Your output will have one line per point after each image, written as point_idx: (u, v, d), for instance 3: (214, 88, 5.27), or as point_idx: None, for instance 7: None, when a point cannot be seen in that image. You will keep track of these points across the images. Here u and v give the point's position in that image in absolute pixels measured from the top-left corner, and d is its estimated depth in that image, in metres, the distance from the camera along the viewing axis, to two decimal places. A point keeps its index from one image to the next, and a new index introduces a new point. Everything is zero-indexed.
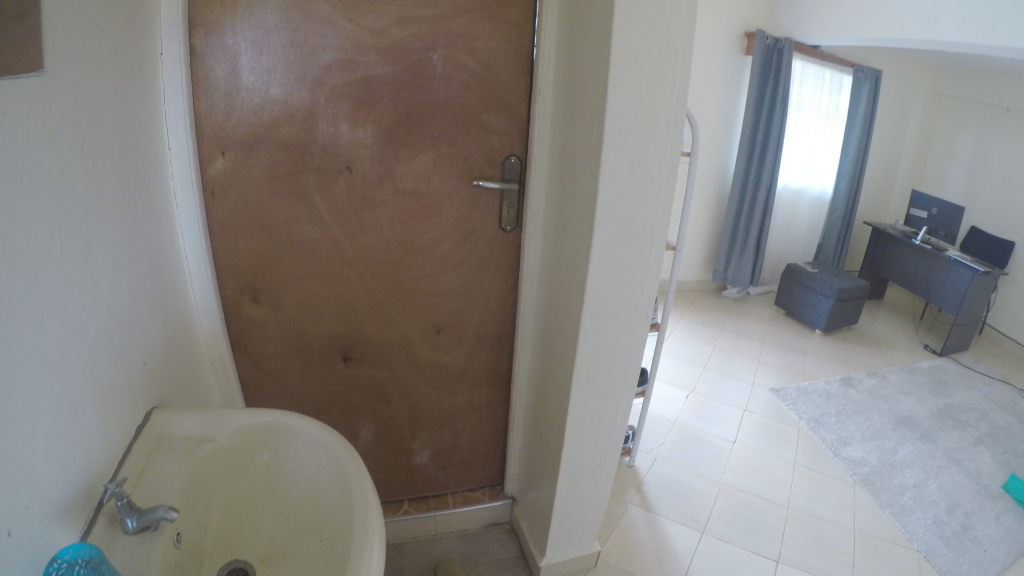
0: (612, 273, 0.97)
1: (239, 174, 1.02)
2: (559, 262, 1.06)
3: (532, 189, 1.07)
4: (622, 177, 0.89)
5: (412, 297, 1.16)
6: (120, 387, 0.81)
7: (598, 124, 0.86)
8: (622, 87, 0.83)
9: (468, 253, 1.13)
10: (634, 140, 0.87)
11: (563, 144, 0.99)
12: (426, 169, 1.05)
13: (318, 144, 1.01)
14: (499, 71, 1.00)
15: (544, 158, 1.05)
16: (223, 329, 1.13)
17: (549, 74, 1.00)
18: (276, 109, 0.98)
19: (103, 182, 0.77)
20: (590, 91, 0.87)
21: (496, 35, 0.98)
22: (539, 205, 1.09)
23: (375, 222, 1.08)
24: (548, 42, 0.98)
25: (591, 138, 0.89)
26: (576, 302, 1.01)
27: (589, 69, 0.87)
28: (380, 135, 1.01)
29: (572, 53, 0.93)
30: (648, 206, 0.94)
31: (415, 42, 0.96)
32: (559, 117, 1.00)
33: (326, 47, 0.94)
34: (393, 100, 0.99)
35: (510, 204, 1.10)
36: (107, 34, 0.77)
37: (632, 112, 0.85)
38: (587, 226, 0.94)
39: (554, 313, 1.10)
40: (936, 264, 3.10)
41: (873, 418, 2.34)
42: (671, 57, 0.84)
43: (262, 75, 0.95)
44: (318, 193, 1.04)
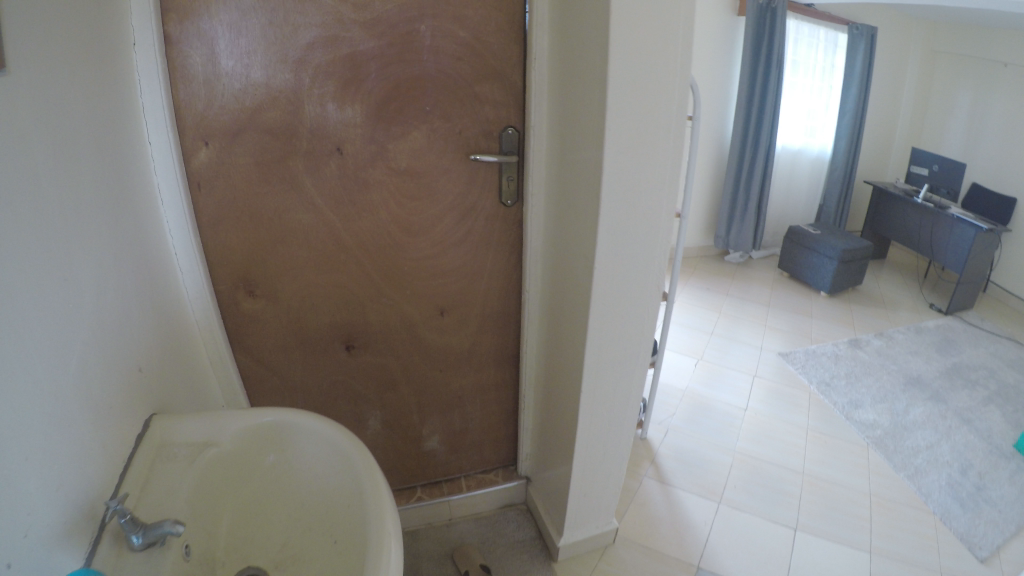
0: (619, 246, 0.93)
1: (225, 165, 0.97)
2: (565, 236, 1.01)
3: (532, 161, 1.02)
4: (626, 146, 0.85)
5: (413, 281, 1.11)
6: (114, 395, 0.78)
7: (599, 91, 0.82)
8: (622, 50, 0.78)
9: (468, 231, 1.08)
10: (638, 106, 0.83)
11: (563, 112, 0.94)
12: (420, 148, 1.00)
13: (306, 127, 0.96)
14: (492, 40, 0.95)
15: (543, 128, 1.00)
16: (221, 326, 1.10)
17: (544, 39, 0.95)
18: (259, 94, 0.93)
19: (79, 184, 0.73)
20: (590, 57, 0.83)
21: (486, 1, 0.93)
22: (540, 178, 1.04)
23: (370, 206, 1.03)
24: (541, 4, 0.93)
25: (592, 107, 0.85)
26: (583, 278, 0.97)
27: (587, 32, 0.82)
28: (369, 114, 0.96)
29: (568, 15, 0.88)
30: (654, 175, 0.89)
31: (401, 14, 0.91)
32: (557, 83, 0.95)
33: (307, 24, 0.90)
34: (381, 76, 0.94)
35: (509, 176, 1.05)
36: (72, 26, 0.72)
37: (634, 76, 0.80)
38: (592, 199, 0.90)
39: (562, 289, 1.06)
40: (939, 221, 3.06)
41: (883, 379, 2.32)
42: (673, 16, 0.79)
43: (241, 59, 0.90)
44: (308, 179, 1.00)
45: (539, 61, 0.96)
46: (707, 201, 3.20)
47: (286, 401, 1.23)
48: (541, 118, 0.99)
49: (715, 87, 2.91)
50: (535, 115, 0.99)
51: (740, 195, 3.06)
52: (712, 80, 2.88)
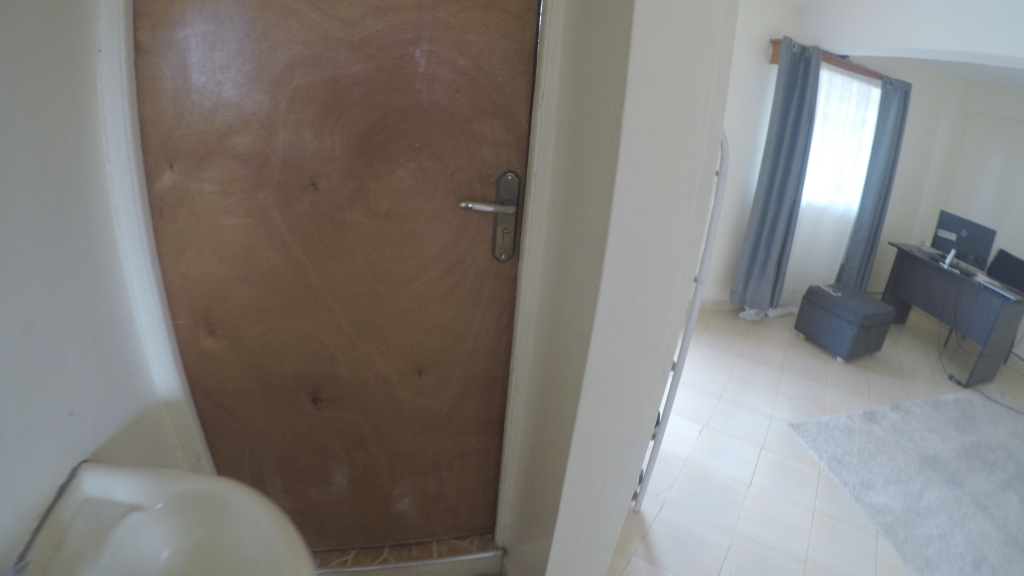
0: (622, 322, 0.79)
1: (191, 191, 0.87)
2: (560, 303, 0.88)
3: (531, 214, 0.90)
4: (637, 210, 0.71)
5: (389, 335, 0.99)
6: (27, 452, 0.66)
7: (611, 144, 0.68)
8: (642, 97, 0.65)
9: (455, 285, 0.96)
10: (654, 163, 0.70)
11: (568, 162, 0.81)
12: (405, 188, 0.88)
13: (279, 156, 0.85)
14: (495, 71, 0.84)
15: (546, 178, 0.88)
16: (179, 367, 0.98)
17: (555, 77, 0.83)
18: (230, 115, 0.82)
19: (13, 201, 0.62)
20: (604, 103, 0.69)
21: (492, 28, 0.81)
22: (539, 233, 0.91)
23: (346, 248, 0.91)
24: (553, 37, 0.81)
25: (602, 161, 0.71)
26: (579, 357, 0.83)
27: (602, 73, 0.70)
28: (351, 146, 0.85)
29: (581, 52, 0.76)
30: (667, 242, 0.77)
31: (393, 35, 0.79)
32: (565, 128, 0.82)
33: (287, 40, 0.79)
34: (366, 104, 0.83)
35: (505, 229, 0.92)
36: (26, 17, 0.62)
37: (652, 128, 0.67)
38: (593, 269, 0.76)
39: (554, 361, 0.93)
40: (964, 289, 2.92)
41: (897, 458, 2.17)
42: (703, 58, 0.67)
43: (214, 75, 0.80)
44: (278, 213, 0.88)
45: (546, 101, 0.84)
46: (727, 253, 3.08)
47: (246, 448, 1.11)
48: (545, 167, 0.87)
49: (743, 135, 2.80)
50: (537, 162, 0.87)
51: (761, 248, 2.94)
52: (741, 127, 2.77)
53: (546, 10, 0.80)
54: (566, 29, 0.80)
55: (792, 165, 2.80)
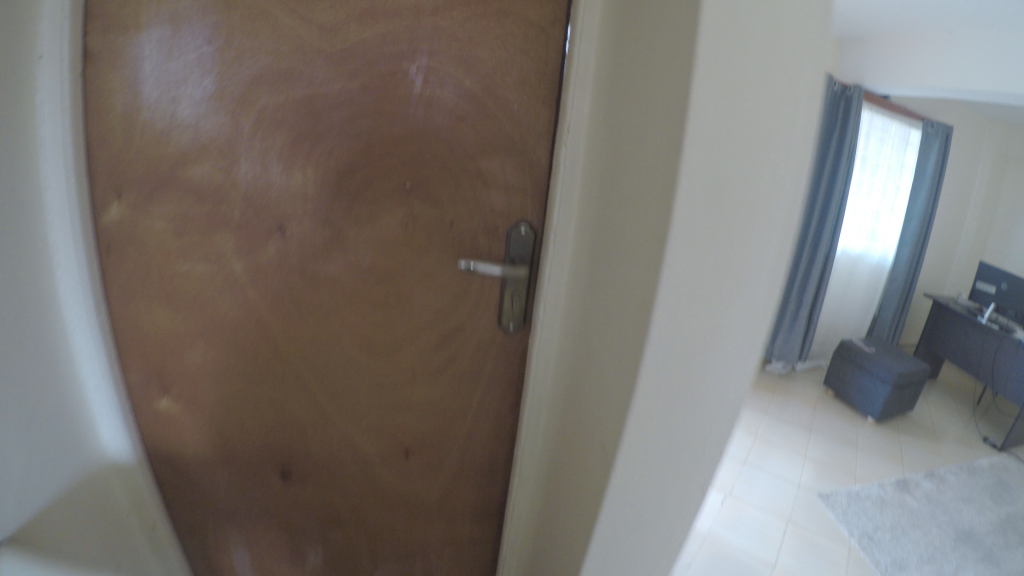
0: (661, 435, 0.60)
1: (141, 229, 0.73)
2: (580, 393, 0.69)
3: (547, 276, 0.70)
4: (688, 291, 0.52)
5: (371, 411, 0.82)
6: None
7: (661, 197, 0.50)
8: (707, 140, 0.47)
9: (450, 360, 0.77)
10: (715, 230, 0.51)
11: (601, 216, 0.63)
12: (389, 236, 0.71)
13: (241, 190, 0.70)
14: (507, 96, 0.67)
15: (570, 233, 0.68)
16: (132, 426, 0.84)
17: (586, 103, 0.64)
18: (185, 139, 0.69)
19: None
20: (650, 142, 0.52)
21: (504, 42, 0.65)
22: (556, 302, 0.71)
23: (314, 307, 0.73)
24: (583, 53, 0.62)
25: (645, 220, 0.53)
26: (600, 469, 0.64)
27: (649, 103, 0.53)
28: (326, 184, 0.69)
29: (623, 75, 0.58)
30: (729, 338, 0.56)
31: (383, 46, 0.65)
32: (599, 172, 0.63)
33: (254, 48, 0.65)
34: (346, 131, 0.68)
35: (515, 294, 0.72)
36: None
37: (716, 180, 0.49)
38: (627, 362, 0.57)
39: (572, 458, 0.73)
40: (1003, 345, 2.71)
41: (932, 533, 1.96)
42: (787, 89, 0.48)
43: (169, 89, 0.67)
44: (238, 260, 0.73)
45: (572, 135, 0.65)
46: None
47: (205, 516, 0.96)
48: (568, 219, 0.68)
49: None
50: (558, 212, 0.67)
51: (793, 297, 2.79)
52: None
53: (574, 18, 0.62)
54: (602, 44, 0.61)
55: (829, 209, 2.66)
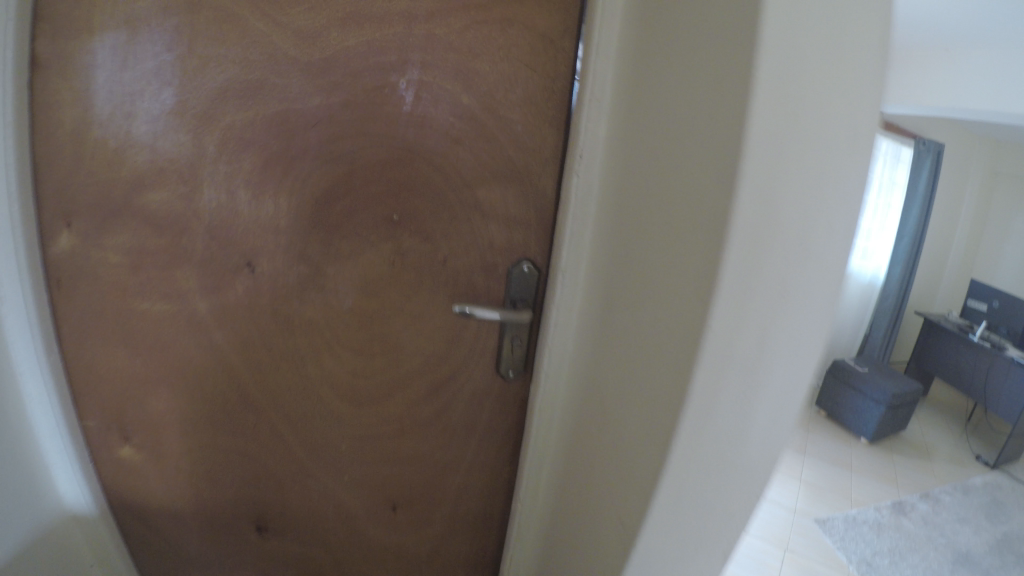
0: (689, 514, 0.49)
1: (92, 262, 0.63)
2: (588, 462, 0.59)
3: (552, 324, 0.61)
4: (734, 354, 0.43)
5: (352, 464, 0.71)
6: None
7: (707, 239, 0.41)
8: (771, 160, 0.38)
9: (442, 411, 0.66)
10: (771, 274, 0.41)
11: (619, 259, 0.54)
12: (374, 274, 0.62)
13: (205, 219, 0.60)
14: (510, 115, 0.58)
15: (580, 276, 0.59)
16: (95, 482, 0.73)
17: (602, 127, 0.55)
18: (141, 160, 0.60)
19: None
20: (690, 173, 0.43)
21: (505, 53, 0.57)
22: (562, 354, 0.61)
23: (288, 354, 0.63)
24: (600, 70, 0.54)
25: (684, 266, 0.44)
26: (616, 552, 0.53)
27: (687, 127, 0.44)
28: (303, 214, 0.60)
29: (648, 96, 0.49)
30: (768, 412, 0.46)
31: (369, 56, 0.56)
32: (616, 207, 0.54)
33: (220, 56, 0.57)
34: (325, 154, 0.59)
35: (517, 340, 0.63)
36: None
37: (773, 221, 0.39)
38: (656, 435, 0.47)
39: (575, 522, 0.62)
40: (993, 364, 2.62)
41: (930, 557, 1.86)
42: (852, 109, 0.39)
43: (123, 104, 0.58)
44: (201, 299, 0.62)
45: (586, 165, 0.56)
46: None
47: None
48: (579, 259, 0.59)
49: None
50: (566, 252, 0.59)
51: None
52: None
53: (589, 31, 0.54)
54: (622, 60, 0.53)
55: None
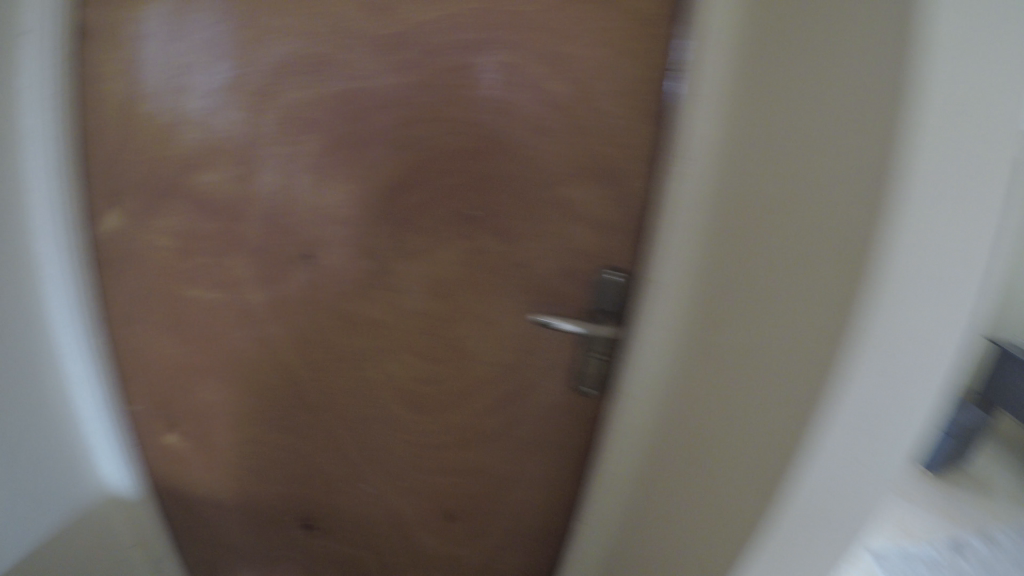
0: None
1: (140, 245, 0.58)
2: (672, 512, 0.51)
3: (641, 352, 0.53)
4: (876, 414, 0.33)
5: (407, 471, 0.66)
6: None
7: (848, 282, 0.32)
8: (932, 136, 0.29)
9: (506, 424, 0.61)
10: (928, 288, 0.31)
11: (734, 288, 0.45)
12: (447, 273, 0.56)
13: (261, 206, 0.55)
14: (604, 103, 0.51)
15: (677, 300, 0.50)
16: (139, 466, 0.70)
17: (711, 128, 0.46)
18: (192, 139, 0.55)
19: None
20: (836, 194, 0.34)
21: (601, 34, 0.49)
22: (650, 386, 0.53)
23: (350, 355, 0.57)
24: (711, 58, 0.45)
25: (817, 309, 0.35)
26: None
27: (837, 136, 0.35)
28: (369, 205, 0.55)
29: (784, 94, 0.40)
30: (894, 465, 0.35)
31: (444, 32, 0.50)
32: (732, 225, 0.45)
33: (280, 27, 0.52)
34: (393, 140, 0.53)
35: (597, 356, 0.56)
36: None
37: (944, 268, 0.30)
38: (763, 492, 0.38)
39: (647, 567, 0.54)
40: None
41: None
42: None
43: (176, 79, 0.55)
44: (256, 291, 0.56)
45: (691, 171, 0.47)
46: None
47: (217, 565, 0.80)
48: (676, 281, 0.50)
49: None
50: (662, 271, 0.50)
51: None
52: None
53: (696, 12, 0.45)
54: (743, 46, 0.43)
55: None
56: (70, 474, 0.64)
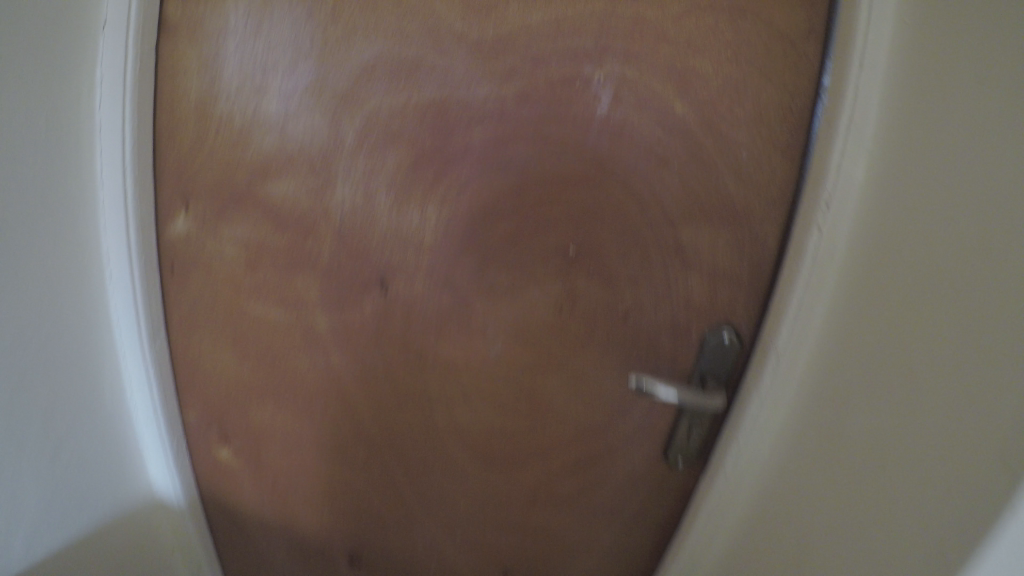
0: None
1: (205, 254, 0.52)
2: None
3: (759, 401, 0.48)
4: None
5: (467, 527, 0.57)
6: None
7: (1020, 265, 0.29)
8: None
9: (585, 488, 0.53)
10: None
11: (873, 342, 0.40)
12: (535, 320, 0.49)
13: (335, 221, 0.49)
14: (732, 138, 0.49)
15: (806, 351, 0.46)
16: (191, 479, 0.65)
17: (861, 164, 0.42)
18: (267, 144, 0.50)
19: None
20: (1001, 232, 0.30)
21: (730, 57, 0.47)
22: (765, 442, 0.49)
23: (422, 396, 0.51)
24: (864, 89, 0.42)
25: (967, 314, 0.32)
26: None
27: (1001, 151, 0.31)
28: (456, 232, 0.48)
29: (947, 126, 0.36)
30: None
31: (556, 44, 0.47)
32: (875, 271, 0.40)
33: (372, 26, 0.48)
34: (488, 159, 0.48)
35: (695, 433, 0.49)
36: None
37: None
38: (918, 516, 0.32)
39: None
40: None
41: None
42: None
43: (258, 77, 0.50)
44: (324, 315, 0.50)
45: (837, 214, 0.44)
46: None
47: None
48: (807, 329, 0.46)
49: None
50: (793, 315, 0.46)
51: None
52: None
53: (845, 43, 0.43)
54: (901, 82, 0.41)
55: None
56: (110, 470, 0.60)
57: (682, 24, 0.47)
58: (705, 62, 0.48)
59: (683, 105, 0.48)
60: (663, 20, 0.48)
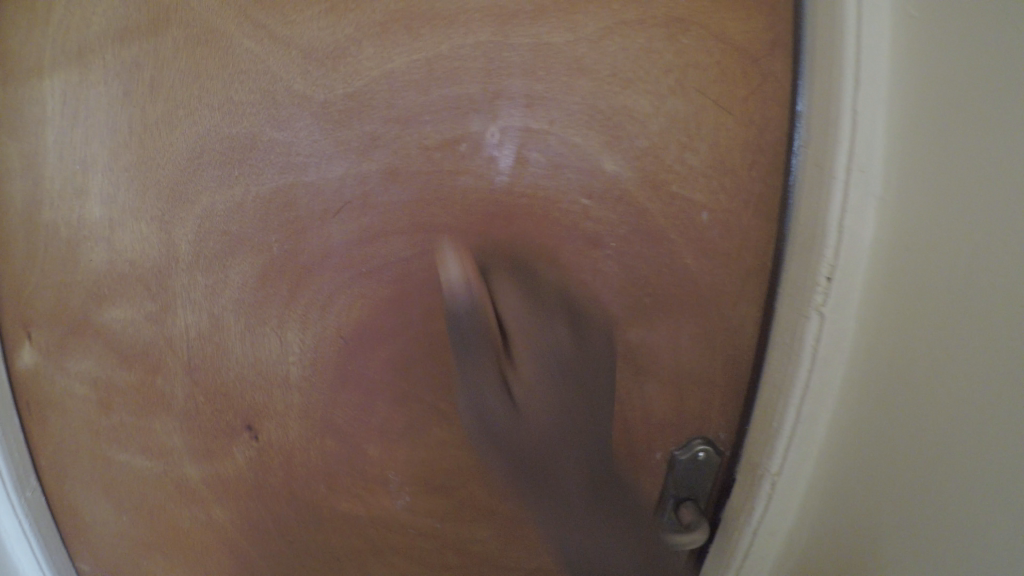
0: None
1: (53, 399, 0.42)
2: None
3: (768, 506, 0.39)
4: None
5: None
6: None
7: None
8: None
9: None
10: None
11: (909, 426, 0.33)
12: (448, 460, 0.40)
13: (181, 355, 0.40)
14: (688, 200, 0.37)
15: (817, 440, 0.38)
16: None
17: (869, 211, 0.34)
18: (98, 261, 0.40)
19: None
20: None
21: (663, 94, 0.36)
22: (776, 548, 0.40)
23: (343, 549, 0.42)
24: (864, 118, 0.33)
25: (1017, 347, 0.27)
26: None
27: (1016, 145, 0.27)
28: (337, 358, 0.39)
29: (947, 164, 0.30)
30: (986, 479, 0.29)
31: (426, 97, 0.36)
32: (906, 348, 0.33)
33: (202, 98, 0.38)
34: (356, 262, 0.38)
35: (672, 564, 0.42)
36: None
37: None
38: None
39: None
40: None
41: None
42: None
43: (75, 175, 0.39)
44: (191, 465, 0.41)
45: (839, 287, 0.35)
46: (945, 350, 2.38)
47: None
48: (817, 418, 0.37)
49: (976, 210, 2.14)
50: (794, 418, 0.37)
51: None
52: None
53: (827, 63, 0.34)
54: (903, 107, 0.33)
55: None
56: None
57: (603, 49, 0.36)
58: (640, 98, 0.36)
59: (612, 162, 0.37)
60: (577, 45, 0.36)
